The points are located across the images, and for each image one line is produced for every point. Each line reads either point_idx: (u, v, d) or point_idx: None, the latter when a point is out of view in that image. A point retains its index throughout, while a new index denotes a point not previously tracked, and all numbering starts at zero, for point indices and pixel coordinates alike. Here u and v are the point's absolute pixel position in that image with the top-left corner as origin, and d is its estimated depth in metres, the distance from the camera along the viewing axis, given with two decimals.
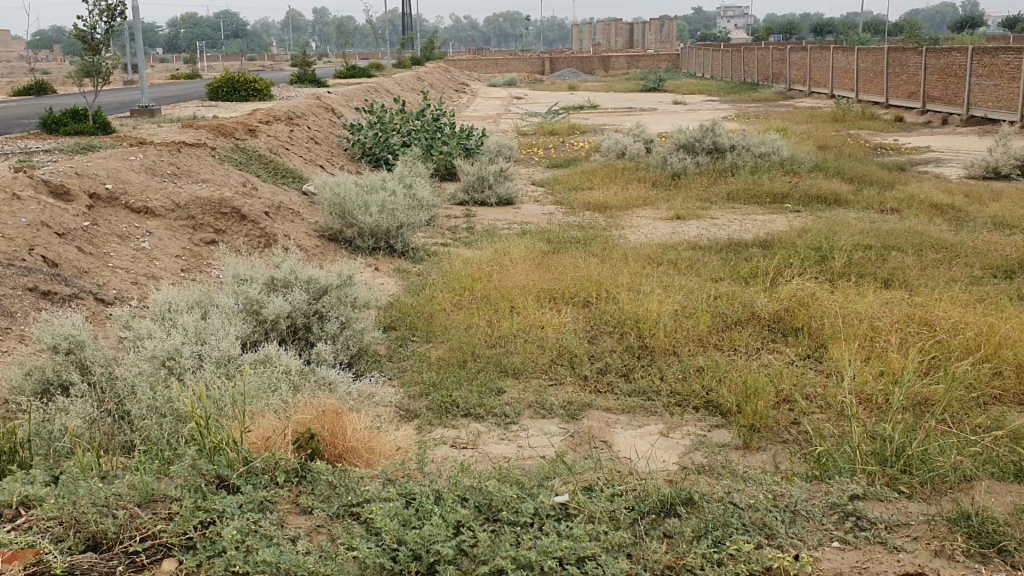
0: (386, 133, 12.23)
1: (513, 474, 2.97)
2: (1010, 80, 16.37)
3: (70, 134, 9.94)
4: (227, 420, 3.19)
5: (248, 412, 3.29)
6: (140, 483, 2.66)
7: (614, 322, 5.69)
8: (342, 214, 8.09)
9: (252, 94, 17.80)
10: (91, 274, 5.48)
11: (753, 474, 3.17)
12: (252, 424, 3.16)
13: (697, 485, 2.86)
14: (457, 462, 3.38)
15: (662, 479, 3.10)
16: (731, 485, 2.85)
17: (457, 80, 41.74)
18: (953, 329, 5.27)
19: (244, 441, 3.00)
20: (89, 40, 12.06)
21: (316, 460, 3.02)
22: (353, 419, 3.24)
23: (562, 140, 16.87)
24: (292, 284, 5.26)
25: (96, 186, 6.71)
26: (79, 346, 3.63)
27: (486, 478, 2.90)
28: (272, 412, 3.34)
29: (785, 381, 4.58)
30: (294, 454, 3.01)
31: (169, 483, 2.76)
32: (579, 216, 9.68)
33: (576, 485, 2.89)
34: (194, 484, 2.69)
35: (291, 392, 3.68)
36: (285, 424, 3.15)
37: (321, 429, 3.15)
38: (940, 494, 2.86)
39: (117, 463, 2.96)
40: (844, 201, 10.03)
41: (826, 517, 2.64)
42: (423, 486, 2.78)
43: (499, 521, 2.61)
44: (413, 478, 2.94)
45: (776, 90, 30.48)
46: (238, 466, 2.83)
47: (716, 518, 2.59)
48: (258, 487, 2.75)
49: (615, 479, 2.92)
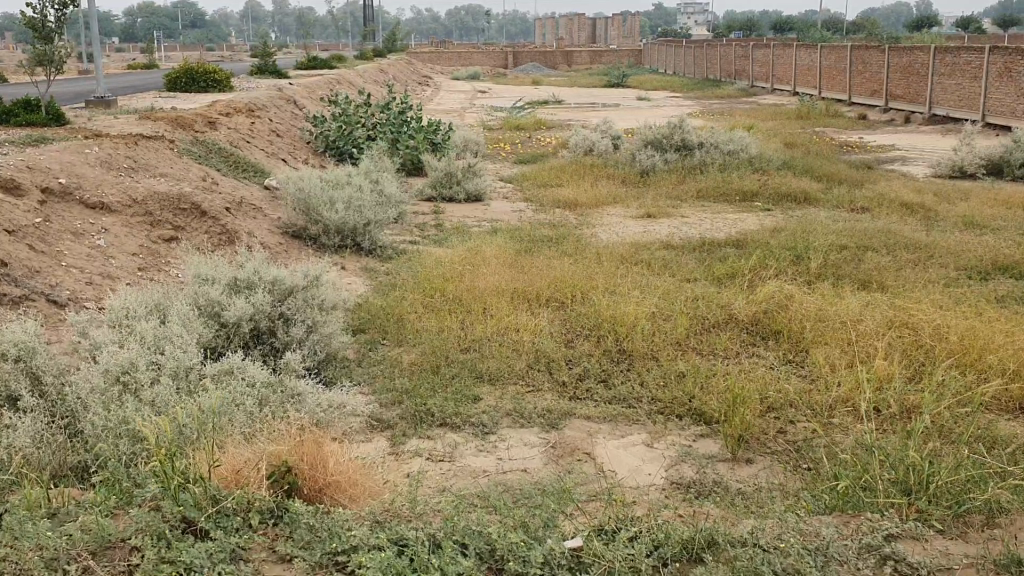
0: (350, 126, 11.94)
1: (515, 510, 2.77)
2: (972, 80, 16.50)
3: (21, 124, 9.50)
4: (190, 449, 2.94)
5: (212, 439, 3.05)
6: (95, 526, 2.42)
7: (590, 324, 5.52)
8: (307, 209, 7.83)
9: (211, 86, 17.38)
10: (42, 274, 5.18)
11: (762, 508, 3.02)
12: (220, 455, 2.91)
13: (713, 523, 2.68)
14: (444, 493, 3.17)
15: (667, 510, 2.93)
16: (750, 524, 2.67)
17: (420, 73, 41.33)
18: (935, 334, 5.16)
19: (211, 477, 2.74)
20: (39, 28, 11.65)
21: (292, 498, 2.77)
22: (335, 450, 3.00)
23: (528, 135, 16.69)
24: (256, 285, 4.99)
25: (49, 181, 6.39)
26: (29, 353, 3.38)
27: (489, 520, 2.70)
28: (238, 440, 3.08)
29: (769, 389, 4.43)
30: (267, 490, 2.76)
31: (128, 524, 2.51)
32: (549, 214, 9.51)
33: (585, 524, 2.70)
34: (157, 529, 2.45)
35: (256, 408, 3.43)
36: (257, 456, 2.89)
37: (296, 462, 2.90)
38: (969, 533, 2.72)
39: (68, 497, 2.70)
40: (815, 200, 9.97)
41: (862, 560, 2.46)
42: (416, 529, 2.56)
43: (504, 573, 2.42)
44: (403, 518, 2.73)
45: (739, 87, 30.55)
46: (208, 506, 2.59)
47: (747, 566, 2.39)
48: (230, 532, 2.51)
49: (627, 516, 2.72)
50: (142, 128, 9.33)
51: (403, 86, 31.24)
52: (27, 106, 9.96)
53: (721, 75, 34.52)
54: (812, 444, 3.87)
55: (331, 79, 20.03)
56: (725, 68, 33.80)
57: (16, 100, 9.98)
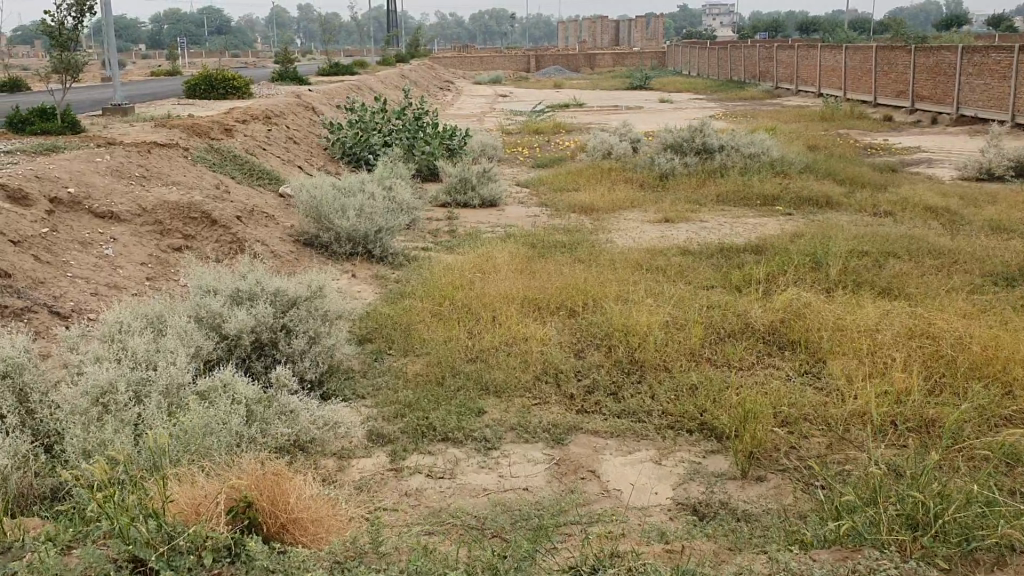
0: (367, 133, 11.85)
1: (493, 552, 2.65)
2: (1001, 80, 16.18)
3: (37, 132, 9.52)
4: (155, 481, 2.82)
5: (185, 471, 2.93)
6: (43, 564, 2.30)
7: (601, 334, 5.38)
8: (318, 217, 7.75)
9: (230, 93, 17.41)
10: (47, 285, 5.13)
11: (760, 541, 2.86)
12: (182, 487, 2.77)
13: (705, 565, 2.55)
14: (422, 527, 3.05)
15: (659, 547, 2.79)
16: (742, 566, 2.54)
17: (441, 77, 41.33)
18: (957, 344, 4.98)
19: (168, 512, 2.59)
20: (57, 36, 11.67)
21: (253, 534, 2.62)
22: (297, 485, 2.86)
23: (547, 139, 16.57)
24: (258, 296, 4.88)
25: (58, 190, 6.35)
26: (16, 369, 3.33)
27: (455, 562, 2.63)
28: (209, 472, 2.94)
29: (782, 402, 4.27)
30: (225, 526, 2.60)
31: (77, 563, 2.39)
32: (565, 219, 9.38)
33: (566, 566, 2.57)
34: (103, 569, 2.30)
35: (240, 430, 3.31)
36: (216, 489, 2.75)
37: (258, 495, 2.74)
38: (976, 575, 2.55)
39: (28, 530, 2.62)
40: (837, 204, 9.76)
41: None
42: (378, 572, 2.44)
43: None
44: (366, 559, 2.61)
45: (764, 88, 30.25)
46: (160, 542, 2.43)
47: None
48: (181, 571, 2.35)
49: (614, 556, 2.60)
50: (157, 136, 9.30)
51: (424, 91, 31.27)
52: (44, 114, 9.97)
53: (746, 76, 34.20)
54: (824, 462, 3.72)
55: (351, 85, 20.04)
56: (750, 69, 33.45)
57: (33, 109, 10.00)
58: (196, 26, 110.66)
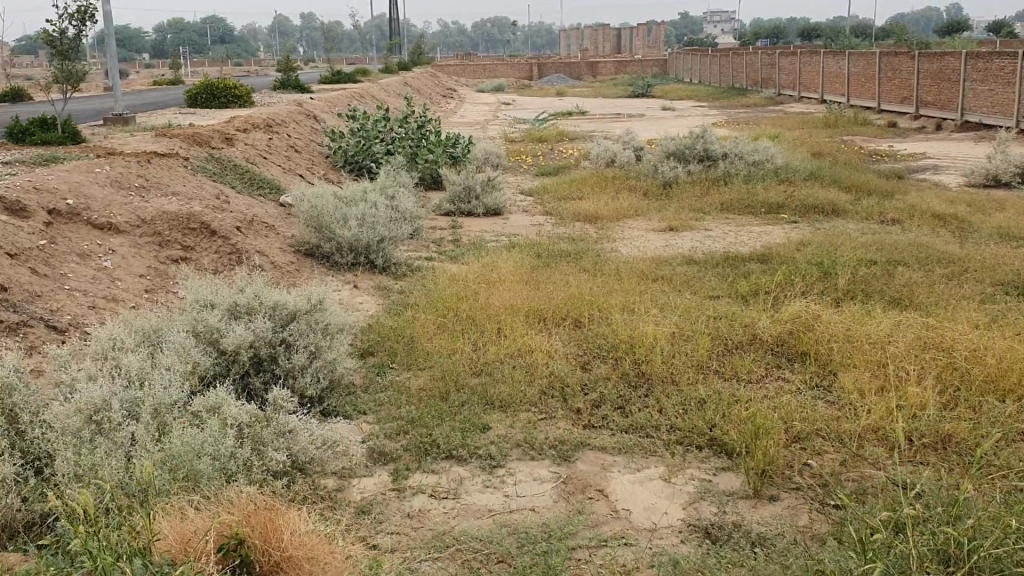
0: (368, 141, 11.74)
1: None
2: (1006, 85, 16.08)
3: (37, 142, 9.44)
4: (143, 513, 2.72)
5: (173, 502, 2.83)
6: None
7: (607, 346, 5.27)
8: (319, 227, 7.65)
9: (232, 101, 17.32)
10: (43, 298, 5.03)
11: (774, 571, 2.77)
12: (172, 522, 2.67)
13: None
14: (422, 561, 2.95)
15: None
16: None
17: (444, 85, 41.27)
18: (971, 356, 4.86)
19: (157, 551, 2.49)
20: (58, 45, 11.61)
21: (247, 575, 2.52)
22: (292, 520, 2.76)
23: (550, 147, 16.47)
24: (257, 310, 4.77)
25: (56, 202, 6.25)
26: (7, 389, 3.26)
27: None
28: (199, 506, 2.84)
29: (794, 417, 4.16)
30: (216, 566, 2.50)
31: None
32: (568, 228, 9.29)
33: None
34: None
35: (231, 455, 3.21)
36: (207, 524, 2.65)
37: (251, 532, 2.65)
38: None
39: (11, 567, 2.52)
40: (843, 212, 9.66)
41: None
42: None
43: None
44: None
45: (767, 95, 30.14)
46: None
47: None
48: None
49: None
50: (157, 146, 9.21)
51: (427, 97, 31.14)
52: (44, 124, 9.90)
53: (748, 83, 34.12)
54: (839, 480, 3.61)
55: (354, 94, 19.95)
56: (752, 75, 33.35)
57: (33, 119, 9.92)
58: (197, 35, 110.81)
